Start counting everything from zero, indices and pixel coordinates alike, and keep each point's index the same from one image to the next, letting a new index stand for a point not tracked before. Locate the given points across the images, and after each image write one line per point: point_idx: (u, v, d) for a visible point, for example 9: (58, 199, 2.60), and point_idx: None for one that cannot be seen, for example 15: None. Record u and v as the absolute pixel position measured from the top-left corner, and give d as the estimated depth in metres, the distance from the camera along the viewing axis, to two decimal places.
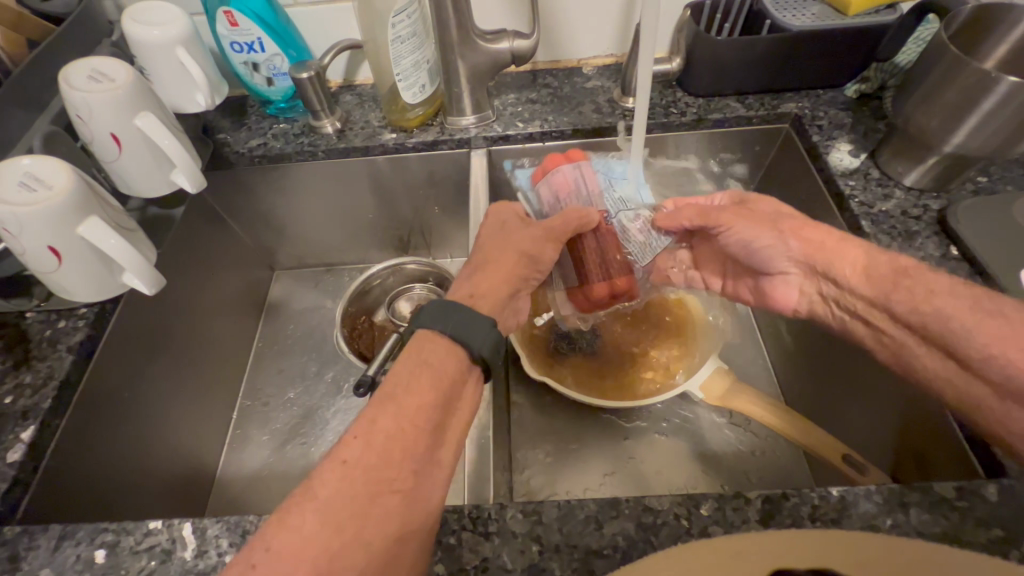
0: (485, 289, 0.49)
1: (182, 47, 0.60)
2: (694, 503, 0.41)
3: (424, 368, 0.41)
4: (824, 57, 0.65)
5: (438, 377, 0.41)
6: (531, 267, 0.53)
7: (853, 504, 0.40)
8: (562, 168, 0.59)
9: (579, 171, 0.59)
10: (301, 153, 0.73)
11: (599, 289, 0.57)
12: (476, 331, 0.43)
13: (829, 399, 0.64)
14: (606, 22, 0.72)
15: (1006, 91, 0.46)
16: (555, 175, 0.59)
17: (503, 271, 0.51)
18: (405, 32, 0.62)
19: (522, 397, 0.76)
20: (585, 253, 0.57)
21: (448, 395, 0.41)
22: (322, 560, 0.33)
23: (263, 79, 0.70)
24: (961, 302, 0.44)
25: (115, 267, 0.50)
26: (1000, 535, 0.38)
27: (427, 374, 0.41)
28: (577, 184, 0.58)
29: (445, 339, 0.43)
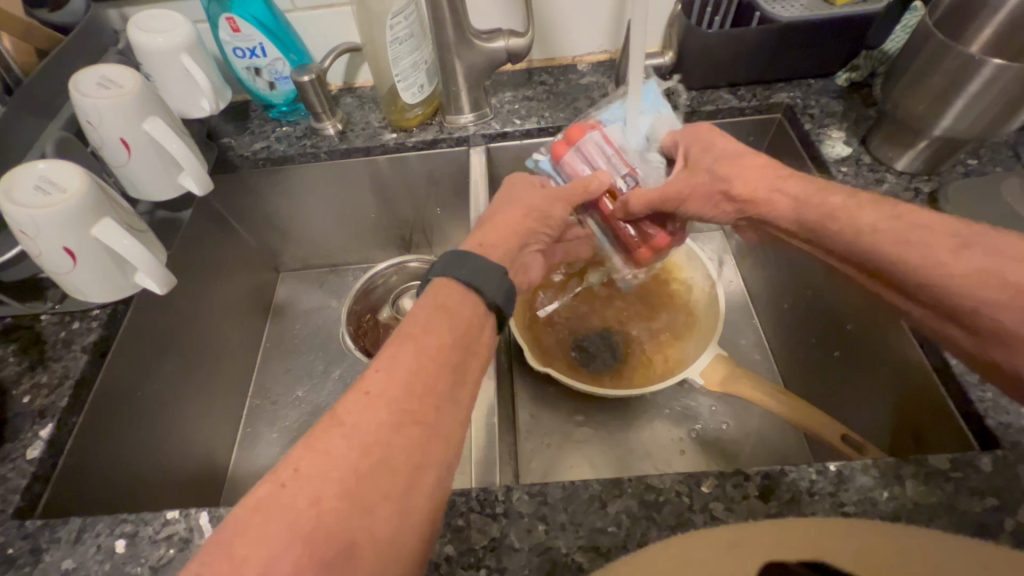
0: (495, 239, 0.51)
1: (187, 53, 0.61)
2: (696, 481, 0.42)
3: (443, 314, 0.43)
4: (814, 47, 0.66)
5: (457, 321, 0.43)
6: (540, 222, 0.54)
7: (851, 477, 0.41)
8: (581, 141, 0.56)
9: (596, 142, 0.56)
10: (304, 154, 0.74)
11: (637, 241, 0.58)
12: (492, 280, 0.45)
13: (828, 383, 0.65)
14: (599, 19, 0.74)
15: (990, 73, 0.47)
16: (574, 148, 0.56)
17: (514, 224, 0.52)
18: (402, 34, 0.63)
19: (526, 390, 0.77)
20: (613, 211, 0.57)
21: (464, 341, 0.42)
22: (354, 501, 0.32)
23: (265, 83, 0.72)
24: None
25: (128, 268, 0.52)
26: (994, 503, 0.39)
27: (446, 318, 0.42)
28: (594, 161, 0.56)
29: (463, 289, 0.45)
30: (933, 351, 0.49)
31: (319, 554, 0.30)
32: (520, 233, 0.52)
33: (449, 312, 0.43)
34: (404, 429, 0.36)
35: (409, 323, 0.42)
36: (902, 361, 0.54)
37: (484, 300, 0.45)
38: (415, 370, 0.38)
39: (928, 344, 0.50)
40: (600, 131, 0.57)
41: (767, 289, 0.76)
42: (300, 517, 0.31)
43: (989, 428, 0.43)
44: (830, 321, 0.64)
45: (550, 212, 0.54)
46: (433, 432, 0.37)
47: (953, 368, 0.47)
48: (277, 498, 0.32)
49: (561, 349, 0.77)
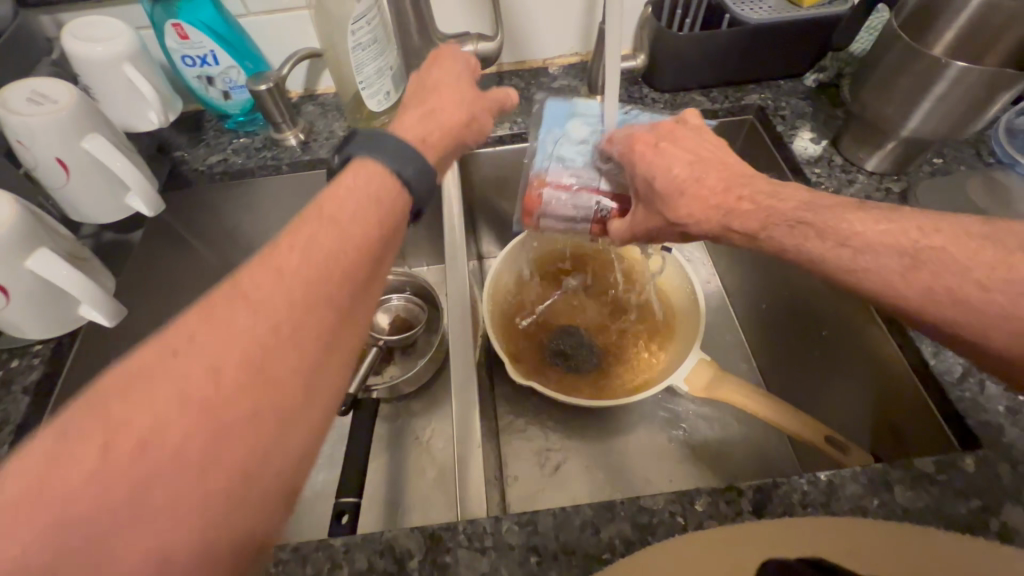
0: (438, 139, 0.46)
1: (130, 63, 0.57)
2: (689, 499, 0.41)
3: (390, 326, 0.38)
4: (783, 48, 0.66)
5: (384, 211, 0.37)
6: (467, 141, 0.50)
7: (841, 487, 0.41)
8: (542, 203, 0.54)
9: (551, 193, 0.53)
10: (265, 167, 0.70)
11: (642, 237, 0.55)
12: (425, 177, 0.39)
13: (806, 382, 0.66)
14: (569, 22, 0.72)
15: (955, 76, 0.48)
16: (541, 212, 0.55)
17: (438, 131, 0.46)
18: (365, 40, 0.60)
19: (508, 403, 0.76)
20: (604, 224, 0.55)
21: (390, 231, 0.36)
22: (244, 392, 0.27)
23: (219, 92, 0.67)
24: None
25: (71, 301, 0.47)
26: (980, 504, 0.40)
27: (374, 209, 0.36)
28: (565, 209, 0.54)
29: (384, 183, 0.37)
30: (910, 351, 0.50)
31: (205, 445, 0.25)
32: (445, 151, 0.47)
33: (379, 195, 0.37)
34: (317, 308, 0.30)
35: (319, 214, 0.34)
36: (879, 360, 0.54)
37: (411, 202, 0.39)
38: (334, 254, 0.32)
39: (907, 344, 0.50)
40: (545, 178, 0.54)
41: (742, 288, 0.77)
42: (185, 390, 0.26)
43: (969, 427, 0.44)
44: (806, 319, 0.65)
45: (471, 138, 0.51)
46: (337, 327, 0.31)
47: (931, 367, 0.47)
48: (161, 367, 0.26)
49: (538, 356, 0.75)
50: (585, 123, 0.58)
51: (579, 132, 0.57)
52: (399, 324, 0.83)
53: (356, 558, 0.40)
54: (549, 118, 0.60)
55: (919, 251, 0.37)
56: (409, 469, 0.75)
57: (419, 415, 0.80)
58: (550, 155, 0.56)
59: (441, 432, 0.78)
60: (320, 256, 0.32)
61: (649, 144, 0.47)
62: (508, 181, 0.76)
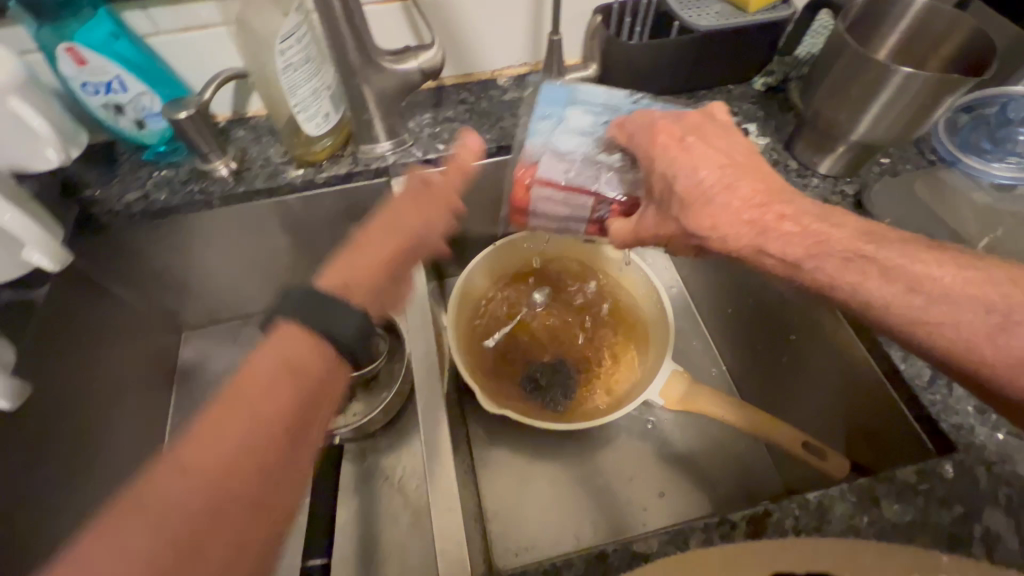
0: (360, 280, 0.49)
1: (16, 96, 0.49)
2: (683, 538, 0.39)
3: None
4: (731, 54, 0.66)
5: (301, 384, 0.41)
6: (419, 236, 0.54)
7: (830, 508, 0.40)
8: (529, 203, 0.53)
9: (541, 192, 0.52)
10: (193, 203, 0.63)
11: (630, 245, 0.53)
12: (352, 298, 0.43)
13: (779, 386, 0.66)
14: (515, 31, 0.69)
15: (902, 82, 0.48)
16: (530, 210, 0.54)
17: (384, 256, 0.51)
18: (296, 59, 0.55)
19: (483, 432, 0.72)
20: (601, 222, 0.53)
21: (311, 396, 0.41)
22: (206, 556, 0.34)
23: (131, 122, 0.59)
24: None
25: None
26: (960, 511, 0.40)
27: (289, 378, 0.40)
28: (555, 210, 0.53)
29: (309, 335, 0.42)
30: (881, 356, 0.50)
31: None
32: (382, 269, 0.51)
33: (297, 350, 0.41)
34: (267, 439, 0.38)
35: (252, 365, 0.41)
36: (848, 364, 0.54)
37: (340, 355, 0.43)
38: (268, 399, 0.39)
39: (876, 349, 0.50)
40: (536, 173, 0.51)
41: (707, 292, 0.77)
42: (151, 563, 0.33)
43: (943, 431, 0.44)
44: (771, 323, 0.65)
45: (426, 237, 0.54)
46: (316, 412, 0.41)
47: (902, 373, 0.48)
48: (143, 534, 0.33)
49: (509, 383, 0.72)
50: (591, 112, 0.53)
51: (584, 122, 0.53)
52: None
53: None
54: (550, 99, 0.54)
55: (1009, 309, 0.37)
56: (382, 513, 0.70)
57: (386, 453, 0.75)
58: (546, 144, 0.52)
59: (413, 469, 0.73)
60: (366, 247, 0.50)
61: (673, 136, 0.44)
62: (464, 201, 0.73)
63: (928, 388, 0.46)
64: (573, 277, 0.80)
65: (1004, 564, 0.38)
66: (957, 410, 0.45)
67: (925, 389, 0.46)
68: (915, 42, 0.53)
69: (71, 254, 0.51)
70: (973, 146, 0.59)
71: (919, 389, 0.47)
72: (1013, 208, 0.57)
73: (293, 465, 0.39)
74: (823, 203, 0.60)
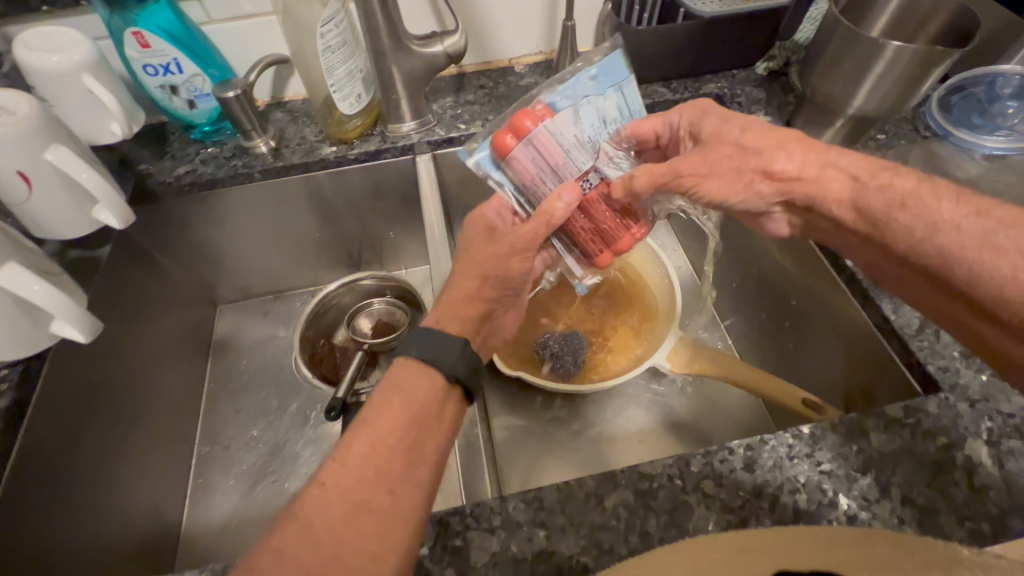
0: (453, 312, 0.47)
1: (89, 73, 0.55)
2: (685, 461, 0.43)
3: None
4: (734, 40, 0.70)
5: (412, 400, 0.42)
6: (502, 288, 0.48)
7: (821, 437, 0.44)
8: (527, 140, 0.49)
9: (546, 134, 0.49)
10: (236, 176, 0.69)
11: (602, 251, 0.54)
12: (450, 354, 0.43)
13: (781, 353, 0.70)
14: (532, 21, 0.74)
15: (891, 55, 0.52)
16: (521, 148, 0.49)
17: (471, 291, 0.47)
18: (334, 42, 0.60)
19: (499, 397, 0.77)
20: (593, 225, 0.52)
21: (422, 418, 0.42)
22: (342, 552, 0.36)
23: (183, 102, 0.66)
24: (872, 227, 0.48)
25: (39, 317, 0.44)
26: (944, 441, 0.43)
27: (402, 399, 0.42)
28: (539, 161, 0.49)
29: (419, 362, 0.44)
30: (873, 310, 0.54)
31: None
32: (480, 302, 0.48)
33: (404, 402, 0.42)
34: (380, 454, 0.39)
35: (370, 401, 0.43)
36: (844, 322, 0.58)
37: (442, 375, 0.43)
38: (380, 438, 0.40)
39: (869, 305, 0.54)
40: (553, 119, 0.50)
41: (712, 268, 0.80)
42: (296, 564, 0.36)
43: (929, 373, 0.48)
44: (773, 292, 0.69)
45: (508, 275, 0.48)
46: (436, 409, 0.43)
47: (894, 323, 0.52)
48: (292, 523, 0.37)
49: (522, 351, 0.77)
50: (615, 112, 0.55)
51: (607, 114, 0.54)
52: (382, 328, 0.82)
53: None
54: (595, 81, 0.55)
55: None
56: None
57: None
58: (570, 107, 0.52)
59: None
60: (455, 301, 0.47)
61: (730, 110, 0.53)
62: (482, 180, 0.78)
63: (918, 335, 0.50)
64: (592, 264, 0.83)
65: (983, 487, 0.41)
66: (946, 354, 0.49)
67: (913, 337, 0.50)
68: (904, 22, 0.57)
69: (133, 215, 0.56)
70: (967, 120, 0.62)
71: (908, 336, 0.51)
72: (1003, 177, 0.61)
73: (424, 442, 0.41)
74: None
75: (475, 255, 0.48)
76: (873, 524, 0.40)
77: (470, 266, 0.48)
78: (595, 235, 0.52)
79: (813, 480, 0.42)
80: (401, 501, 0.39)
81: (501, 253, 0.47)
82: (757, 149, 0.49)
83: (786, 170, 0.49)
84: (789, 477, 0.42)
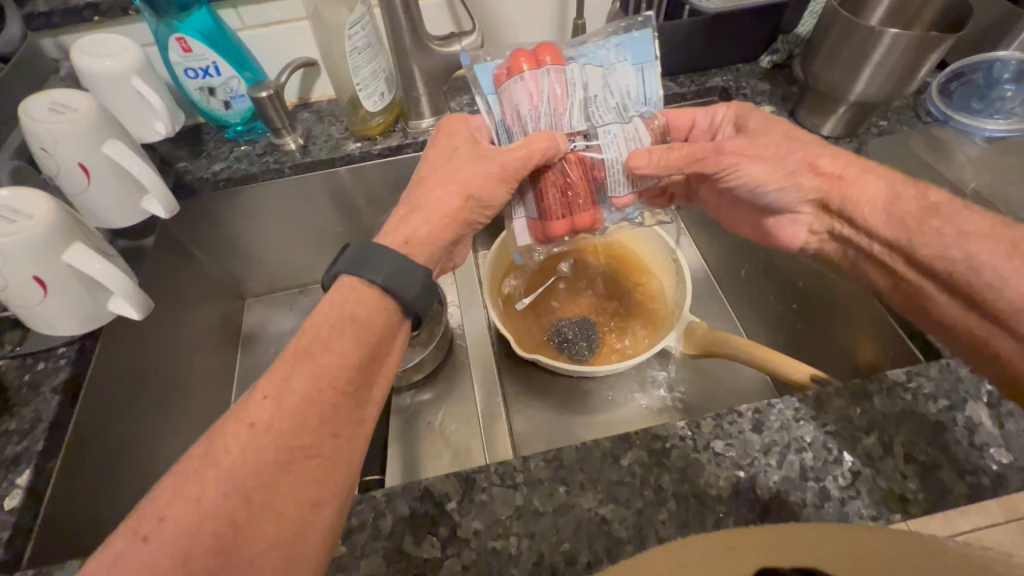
0: (425, 235, 0.47)
1: (138, 76, 0.60)
2: (696, 423, 0.46)
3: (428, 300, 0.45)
4: (737, 36, 0.74)
5: (363, 330, 0.42)
6: (479, 211, 0.51)
7: (827, 400, 0.46)
8: (526, 71, 0.49)
9: (532, 80, 0.49)
10: (268, 171, 0.73)
11: (563, 224, 0.53)
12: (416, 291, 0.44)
13: (791, 334, 0.72)
14: (543, 22, 0.78)
15: (889, 42, 0.54)
16: (518, 78, 0.49)
17: (450, 212, 0.49)
18: (360, 44, 0.65)
19: (517, 381, 0.80)
20: (552, 190, 0.52)
21: (374, 352, 0.43)
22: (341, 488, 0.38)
23: (220, 102, 0.70)
24: (874, 199, 0.50)
25: (101, 294, 0.48)
26: (947, 403, 0.45)
27: (352, 327, 0.42)
28: (517, 103, 0.50)
29: (377, 289, 0.43)
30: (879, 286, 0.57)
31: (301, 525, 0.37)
32: (456, 224, 0.49)
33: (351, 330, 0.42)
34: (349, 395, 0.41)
35: (316, 327, 0.42)
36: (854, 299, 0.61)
37: (400, 305, 0.44)
38: (348, 375, 0.41)
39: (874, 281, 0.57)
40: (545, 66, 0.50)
41: (718, 254, 0.83)
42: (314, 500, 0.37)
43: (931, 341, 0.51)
44: (780, 276, 0.72)
45: (490, 200, 0.50)
46: (387, 339, 0.44)
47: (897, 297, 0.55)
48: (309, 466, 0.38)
49: (533, 333, 0.80)
50: (636, 83, 0.54)
51: (616, 86, 0.53)
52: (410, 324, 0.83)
53: (397, 505, 0.43)
54: (617, 48, 0.54)
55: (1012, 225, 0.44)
56: (423, 454, 0.74)
57: (429, 402, 0.79)
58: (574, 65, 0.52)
59: (453, 415, 0.77)
60: (429, 217, 0.48)
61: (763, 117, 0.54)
62: None
63: None
64: (592, 250, 0.86)
65: (983, 445, 0.43)
66: None
67: None
68: (901, 11, 0.60)
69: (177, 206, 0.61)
70: (966, 106, 0.65)
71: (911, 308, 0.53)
72: (1003, 158, 0.62)
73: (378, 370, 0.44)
74: None
75: (456, 170, 0.49)
76: (877, 479, 0.42)
77: (451, 182, 0.49)
78: (561, 191, 0.51)
79: (818, 439, 0.44)
80: (341, 442, 0.40)
81: (490, 173, 0.49)
82: (767, 137, 0.52)
83: (798, 147, 0.52)
84: (795, 437, 0.44)
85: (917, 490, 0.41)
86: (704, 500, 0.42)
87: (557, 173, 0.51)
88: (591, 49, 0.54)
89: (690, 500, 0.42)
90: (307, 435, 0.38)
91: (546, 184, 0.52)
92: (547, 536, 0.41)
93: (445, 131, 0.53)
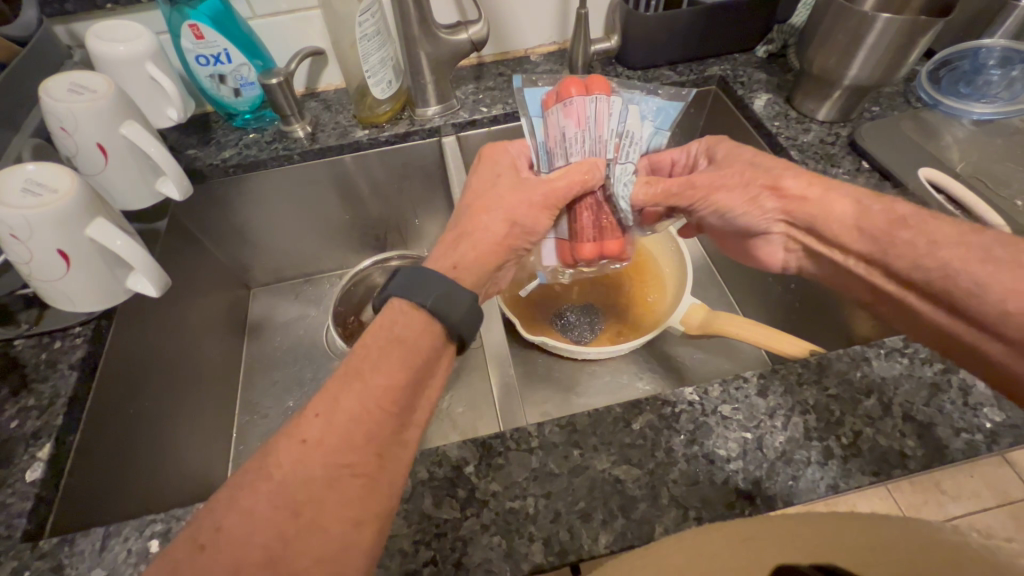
0: (471, 260, 0.47)
1: (151, 61, 0.61)
2: (704, 389, 0.47)
3: (458, 272, 0.46)
4: (734, 26, 0.76)
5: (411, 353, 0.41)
6: (524, 237, 0.51)
7: (828, 364, 0.48)
8: (575, 97, 0.52)
9: (584, 104, 0.52)
10: (277, 158, 0.75)
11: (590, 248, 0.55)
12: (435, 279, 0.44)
13: (789, 313, 0.74)
14: (546, 14, 0.80)
15: (880, 28, 0.57)
16: (566, 103, 0.52)
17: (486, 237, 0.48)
18: (370, 31, 0.66)
19: (522, 364, 0.81)
20: (588, 216, 0.54)
21: (423, 371, 0.41)
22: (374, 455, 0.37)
23: (230, 90, 0.71)
24: None
25: (119, 269, 0.49)
26: (942, 367, 0.47)
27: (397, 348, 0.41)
28: (565, 123, 0.52)
29: (424, 313, 0.42)
30: None
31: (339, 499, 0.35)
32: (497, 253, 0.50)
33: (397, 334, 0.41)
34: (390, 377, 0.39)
35: (363, 349, 0.41)
36: None
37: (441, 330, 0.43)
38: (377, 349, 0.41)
39: None
40: (597, 95, 0.52)
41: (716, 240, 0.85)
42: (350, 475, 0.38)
43: None
44: None
45: (534, 227, 0.51)
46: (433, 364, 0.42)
47: None
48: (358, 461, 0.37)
49: (536, 318, 0.82)
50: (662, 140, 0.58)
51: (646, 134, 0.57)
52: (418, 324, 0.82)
53: (416, 470, 0.44)
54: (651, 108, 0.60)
55: None
56: (431, 436, 0.75)
57: None
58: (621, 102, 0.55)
59: (459, 398, 0.78)
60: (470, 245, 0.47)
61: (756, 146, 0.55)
62: None
63: None
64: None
65: (978, 405, 0.45)
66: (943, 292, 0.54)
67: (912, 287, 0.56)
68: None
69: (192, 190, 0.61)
70: (953, 91, 0.68)
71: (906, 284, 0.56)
72: (989, 140, 0.65)
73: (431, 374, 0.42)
74: (820, 143, 0.68)
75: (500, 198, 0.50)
76: (878, 438, 0.44)
77: (495, 208, 0.49)
78: (598, 217, 0.54)
79: (820, 402, 0.46)
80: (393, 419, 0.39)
81: (535, 201, 0.50)
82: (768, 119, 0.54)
83: None
84: (799, 400, 0.46)
85: (916, 447, 0.43)
86: (713, 459, 0.43)
87: (596, 203, 0.54)
88: (634, 99, 0.59)
89: (701, 460, 0.43)
90: (335, 412, 0.37)
91: (585, 210, 0.54)
92: (563, 495, 0.42)
93: (487, 158, 0.54)
